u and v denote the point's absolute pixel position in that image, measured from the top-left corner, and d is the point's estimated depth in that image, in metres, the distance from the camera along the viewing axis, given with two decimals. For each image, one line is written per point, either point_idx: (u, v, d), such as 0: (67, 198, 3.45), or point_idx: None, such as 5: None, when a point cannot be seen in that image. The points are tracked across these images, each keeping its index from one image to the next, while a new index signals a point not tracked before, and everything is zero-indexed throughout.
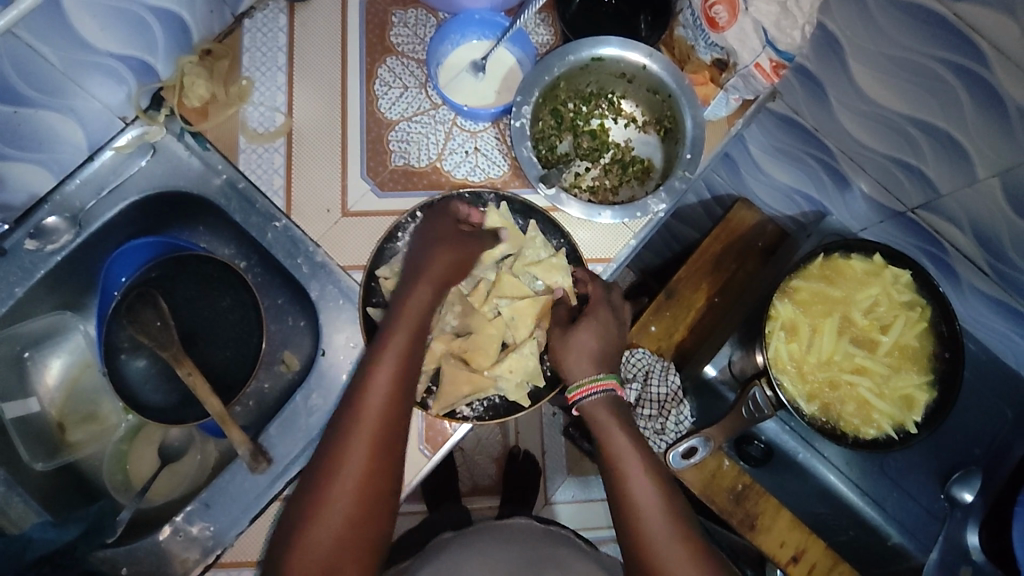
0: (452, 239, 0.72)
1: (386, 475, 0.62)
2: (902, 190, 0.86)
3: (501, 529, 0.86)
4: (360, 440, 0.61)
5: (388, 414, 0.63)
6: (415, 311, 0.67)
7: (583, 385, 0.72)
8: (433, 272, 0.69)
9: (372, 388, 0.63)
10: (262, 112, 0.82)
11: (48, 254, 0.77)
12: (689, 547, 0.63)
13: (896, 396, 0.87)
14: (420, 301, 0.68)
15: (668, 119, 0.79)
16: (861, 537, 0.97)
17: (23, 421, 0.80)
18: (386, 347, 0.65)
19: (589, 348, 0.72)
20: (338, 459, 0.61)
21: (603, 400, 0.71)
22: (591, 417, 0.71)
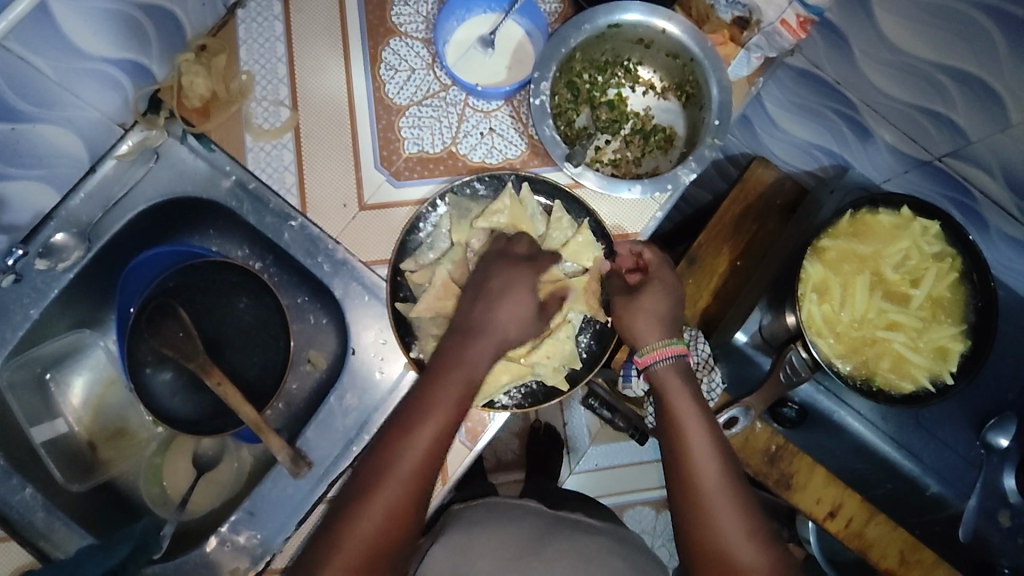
0: (523, 308, 0.65)
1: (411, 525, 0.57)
2: (928, 138, 0.84)
3: (511, 513, 0.85)
4: (394, 481, 0.57)
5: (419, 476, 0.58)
6: (472, 369, 0.61)
7: (654, 348, 0.67)
8: (496, 336, 0.63)
9: (414, 443, 0.58)
10: (265, 107, 0.78)
11: (60, 272, 0.75)
12: (745, 514, 0.59)
13: (929, 349, 0.86)
14: (475, 365, 0.62)
15: (689, 84, 0.77)
16: (897, 489, 0.97)
17: (53, 444, 0.79)
18: (436, 405, 0.60)
19: (655, 312, 0.69)
20: (362, 498, 0.57)
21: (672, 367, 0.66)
22: (656, 379, 0.66)
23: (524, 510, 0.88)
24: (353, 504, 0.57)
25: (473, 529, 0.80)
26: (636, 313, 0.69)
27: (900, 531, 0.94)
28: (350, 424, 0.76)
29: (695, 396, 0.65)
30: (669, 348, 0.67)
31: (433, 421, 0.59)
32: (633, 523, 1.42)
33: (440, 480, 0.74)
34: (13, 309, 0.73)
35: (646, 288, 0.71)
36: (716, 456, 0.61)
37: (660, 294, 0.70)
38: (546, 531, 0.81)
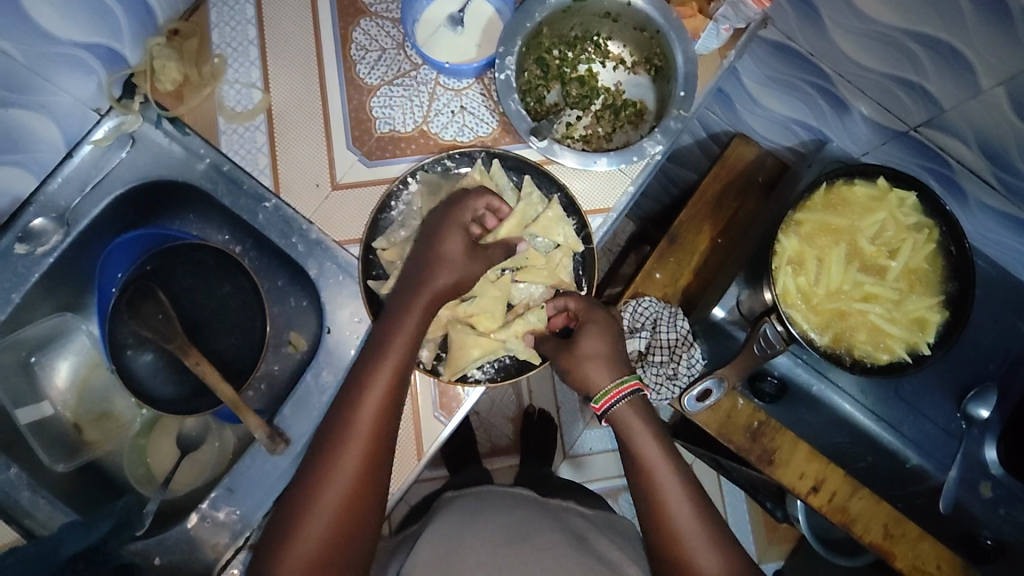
0: (459, 254, 0.69)
1: (371, 490, 0.61)
2: (903, 108, 0.84)
3: (500, 500, 0.82)
4: (349, 456, 0.61)
5: (373, 434, 0.62)
6: (406, 334, 0.66)
7: (609, 393, 0.69)
8: (432, 291, 0.68)
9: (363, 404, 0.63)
10: (238, 89, 0.79)
11: (40, 256, 0.76)
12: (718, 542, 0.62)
13: (906, 320, 0.86)
14: (411, 325, 0.66)
15: (657, 57, 0.77)
16: (880, 463, 0.97)
17: (38, 425, 0.80)
18: (379, 367, 0.64)
19: (599, 350, 0.70)
20: (322, 474, 0.60)
21: (631, 405, 0.69)
22: (618, 421, 0.69)
23: (514, 497, 0.83)
24: (311, 485, 0.60)
25: (458, 514, 0.78)
26: (581, 360, 0.70)
27: (884, 505, 0.92)
28: (324, 400, 0.77)
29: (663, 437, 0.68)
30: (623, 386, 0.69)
31: (378, 384, 0.63)
32: (627, 507, 1.42)
33: (415, 454, 0.74)
34: None
35: (585, 331, 0.72)
36: (686, 492, 0.64)
37: (601, 335, 0.72)
38: (535, 519, 0.77)
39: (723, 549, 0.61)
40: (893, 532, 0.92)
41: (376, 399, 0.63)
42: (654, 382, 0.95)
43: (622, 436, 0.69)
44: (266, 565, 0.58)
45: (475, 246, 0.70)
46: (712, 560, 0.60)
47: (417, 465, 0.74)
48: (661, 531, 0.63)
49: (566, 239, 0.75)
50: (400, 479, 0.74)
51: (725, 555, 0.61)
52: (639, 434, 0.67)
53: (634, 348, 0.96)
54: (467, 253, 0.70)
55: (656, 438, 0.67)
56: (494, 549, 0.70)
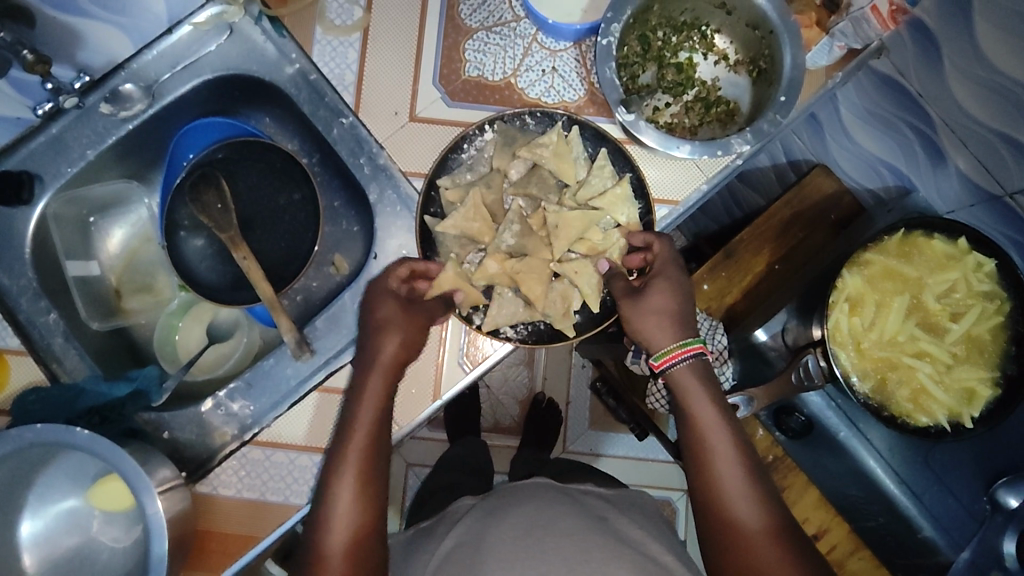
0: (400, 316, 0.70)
1: (377, 482, 0.66)
2: (1004, 171, 0.79)
3: (525, 492, 0.81)
4: (345, 473, 0.65)
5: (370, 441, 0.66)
6: (390, 354, 0.68)
7: (670, 352, 0.70)
8: (388, 323, 0.69)
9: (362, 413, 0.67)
10: (340, 3, 0.79)
11: (121, 120, 0.78)
12: (761, 500, 0.65)
13: (955, 388, 0.82)
14: (394, 344, 0.69)
15: (763, 59, 0.74)
16: (890, 526, 0.94)
17: (85, 281, 0.83)
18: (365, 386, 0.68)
19: (663, 311, 0.70)
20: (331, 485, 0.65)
21: (693, 365, 0.70)
22: (675, 384, 0.70)
23: (536, 487, 0.83)
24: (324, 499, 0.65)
25: (481, 515, 0.77)
26: (646, 313, 0.70)
27: None
28: (356, 323, 0.78)
29: (717, 399, 0.69)
30: (687, 349, 0.70)
31: (367, 400, 0.67)
32: None
33: (431, 394, 0.75)
34: (71, 146, 0.77)
35: (655, 283, 0.71)
36: (736, 453, 0.66)
37: (670, 293, 0.71)
38: (554, 505, 0.77)
39: (777, 534, 0.63)
40: None
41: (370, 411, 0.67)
42: None
43: (679, 395, 0.70)
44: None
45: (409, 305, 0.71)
46: (753, 514, 0.64)
47: (431, 405, 0.75)
48: (715, 505, 0.65)
49: (628, 220, 0.74)
50: (412, 415, 0.74)
51: (764, 501, 0.65)
52: (698, 399, 0.68)
53: None
54: (404, 312, 0.70)
55: (709, 402, 0.68)
56: (512, 540, 0.69)
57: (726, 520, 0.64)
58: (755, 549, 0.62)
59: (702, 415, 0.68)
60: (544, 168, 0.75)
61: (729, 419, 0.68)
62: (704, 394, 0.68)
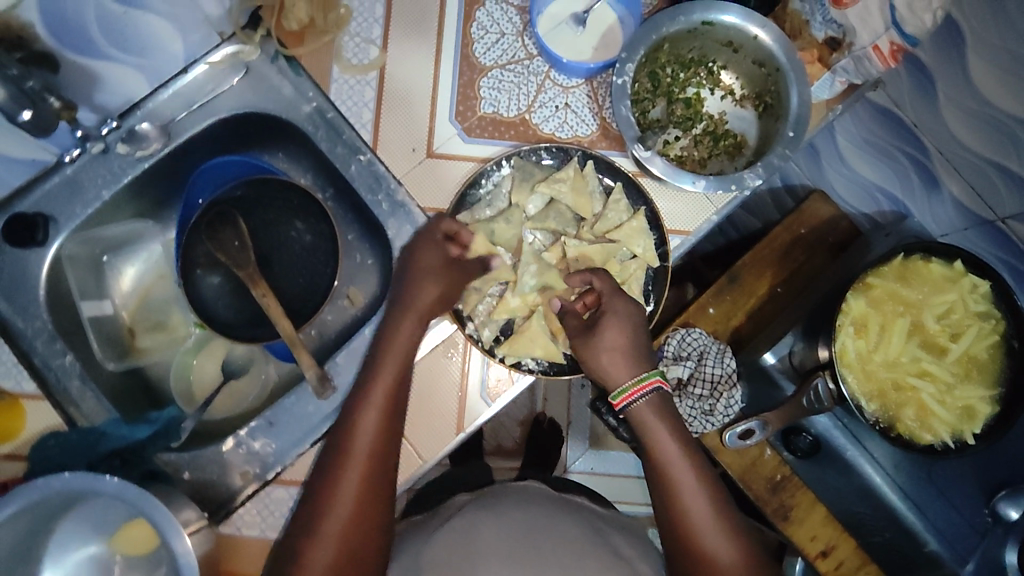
0: (436, 267, 0.71)
1: (382, 491, 0.64)
2: (995, 196, 0.83)
3: (516, 496, 0.83)
4: (349, 477, 0.63)
5: (377, 448, 0.64)
6: (427, 300, 0.70)
7: (628, 389, 0.69)
8: (439, 269, 0.71)
9: (366, 415, 0.65)
10: (357, 43, 0.81)
11: (136, 160, 0.78)
12: (728, 527, 0.66)
13: (956, 406, 0.85)
14: (432, 293, 0.70)
15: (770, 94, 0.77)
16: (897, 541, 0.96)
17: (99, 321, 0.82)
18: (374, 383, 0.67)
19: (619, 346, 0.70)
20: (332, 486, 0.63)
21: (650, 400, 0.70)
22: (637, 419, 0.70)
23: (530, 493, 0.85)
24: (319, 504, 0.63)
25: (472, 513, 0.78)
26: (600, 353, 0.70)
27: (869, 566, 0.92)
28: None
29: (677, 431, 0.69)
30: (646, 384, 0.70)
31: (377, 394, 0.66)
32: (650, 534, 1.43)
33: (455, 427, 0.75)
34: (86, 186, 0.77)
35: (605, 322, 0.70)
36: (698, 482, 0.67)
37: (620, 325, 0.70)
38: (553, 515, 0.79)
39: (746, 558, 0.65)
40: None
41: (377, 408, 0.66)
42: (687, 413, 0.96)
43: (638, 426, 0.70)
44: None
45: (452, 258, 0.72)
46: (721, 542, 0.65)
47: (454, 438, 0.75)
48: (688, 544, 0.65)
49: (644, 251, 0.75)
50: (437, 448, 0.75)
51: (730, 528, 0.66)
52: (658, 430, 0.69)
53: (677, 375, 0.97)
54: (445, 265, 0.71)
55: (670, 433, 0.69)
56: (505, 545, 0.70)
57: (694, 550, 0.65)
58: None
59: (663, 445, 0.68)
60: (561, 202, 0.77)
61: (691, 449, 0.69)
62: (665, 423, 0.69)
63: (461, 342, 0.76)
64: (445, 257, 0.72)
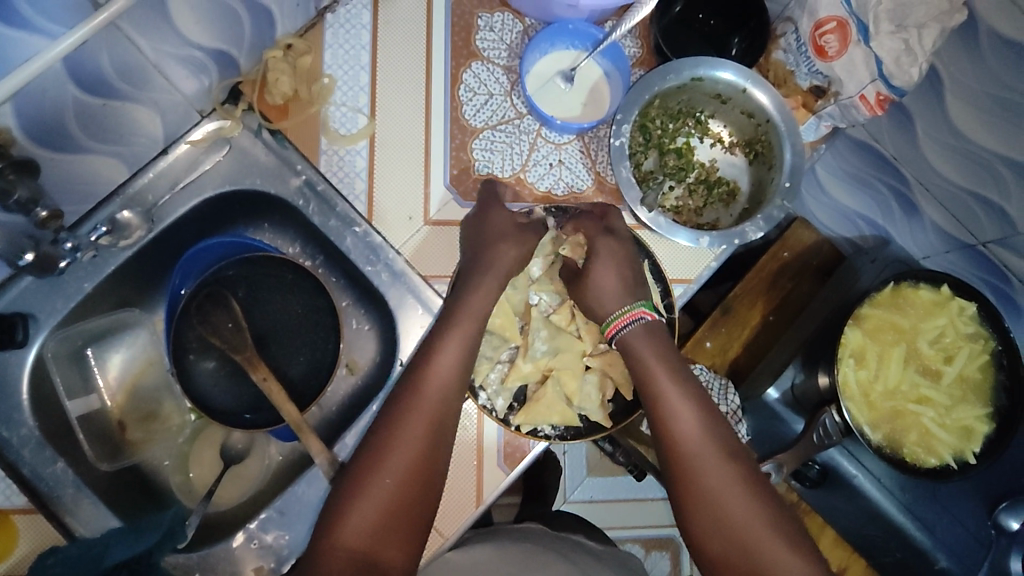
0: (511, 230, 0.72)
1: (444, 440, 0.63)
2: (975, 223, 0.86)
3: (515, 534, 0.81)
4: (417, 421, 0.62)
5: (447, 396, 0.65)
6: (506, 260, 0.71)
7: (617, 318, 0.70)
8: (510, 226, 0.72)
9: (438, 361, 0.66)
10: (344, 112, 0.79)
11: (120, 249, 0.75)
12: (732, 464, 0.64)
13: (956, 427, 0.88)
14: (513, 249, 0.71)
15: (760, 143, 0.79)
16: (909, 560, 0.97)
17: (87, 419, 0.78)
18: (448, 334, 0.67)
19: (611, 287, 0.71)
20: (398, 427, 0.62)
21: (639, 330, 0.70)
22: (625, 347, 0.70)
23: (527, 533, 0.83)
24: (381, 447, 0.61)
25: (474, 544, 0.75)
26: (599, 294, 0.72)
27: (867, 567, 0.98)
28: None
29: (672, 368, 0.68)
30: (634, 315, 0.70)
31: (449, 347, 0.66)
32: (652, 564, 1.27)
33: (474, 502, 0.73)
34: (67, 280, 0.73)
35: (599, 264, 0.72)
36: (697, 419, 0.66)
37: (615, 268, 0.72)
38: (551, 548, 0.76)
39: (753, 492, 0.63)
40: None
41: (450, 360, 0.66)
42: None
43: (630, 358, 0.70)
44: (323, 532, 0.58)
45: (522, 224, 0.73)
46: (724, 476, 0.63)
47: (474, 513, 0.73)
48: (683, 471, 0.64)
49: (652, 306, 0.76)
50: (456, 523, 0.73)
51: (734, 465, 0.64)
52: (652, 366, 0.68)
53: None
54: (517, 229, 0.72)
55: (664, 371, 0.68)
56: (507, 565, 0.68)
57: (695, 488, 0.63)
58: (727, 509, 0.62)
59: (660, 383, 0.67)
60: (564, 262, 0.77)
61: (689, 388, 0.67)
62: (658, 359, 0.68)
63: (475, 411, 0.75)
64: (517, 222, 0.73)
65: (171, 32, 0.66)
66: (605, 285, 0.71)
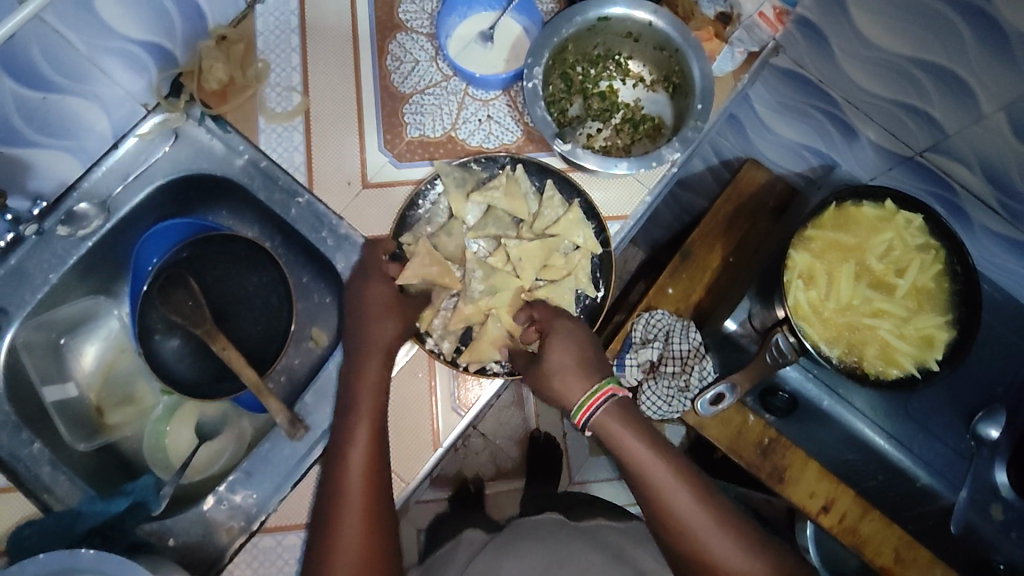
0: (388, 304, 0.73)
1: (384, 500, 0.66)
2: (909, 134, 0.87)
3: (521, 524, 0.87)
4: (355, 502, 0.64)
5: (372, 462, 0.66)
6: (389, 337, 0.71)
7: (585, 404, 0.69)
8: (384, 304, 0.73)
9: (355, 438, 0.67)
10: (279, 92, 0.83)
11: (80, 239, 0.79)
12: (723, 521, 0.66)
13: (915, 337, 0.87)
14: (392, 324, 0.72)
15: (675, 74, 0.81)
16: (890, 482, 0.98)
17: (63, 405, 0.82)
18: (360, 407, 0.69)
19: (569, 363, 0.70)
20: (340, 506, 0.65)
21: (609, 410, 0.69)
22: (602, 431, 0.70)
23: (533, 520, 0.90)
24: (331, 533, 0.64)
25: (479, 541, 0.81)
26: (552, 374, 0.70)
27: (893, 528, 0.97)
28: None
29: (649, 441, 0.68)
30: (602, 393, 0.69)
31: (362, 421, 0.68)
32: None
33: (431, 444, 0.75)
34: (32, 272, 0.78)
35: (551, 345, 0.71)
36: (683, 486, 0.67)
37: (567, 347, 0.71)
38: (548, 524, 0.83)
39: (752, 549, 0.65)
40: (902, 555, 0.97)
41: (366, 431, 0.67)
42: (664, 394, 0.99)
43: (607, 439, 0.69)
44: None
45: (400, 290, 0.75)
46: (720, 538, 0.65)
47: (432, 455, 0.75)
48: (684, 543, 0.66)
49: (584, 241, 0.78)
50: (415, 468, 0.75)
51: (727, 524, 0.66)
52: (627, 444, 0.68)
53: (649, 358, 1.00)
54: (393, 300, 0.74)
55: (641, 443, 0.68)
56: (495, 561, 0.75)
57: (697, 553, 0.65)
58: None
59: (640, 459, 0.67)
60: (497, 204, 0.79)
61: (671, 460, 0.68)
62: (633, 436, 0.68)
63: (426, 360, 0.77)
64: (393, 294, 0.75)
65: (102, 27, 0.70)
66: (577, 368, 0.70)
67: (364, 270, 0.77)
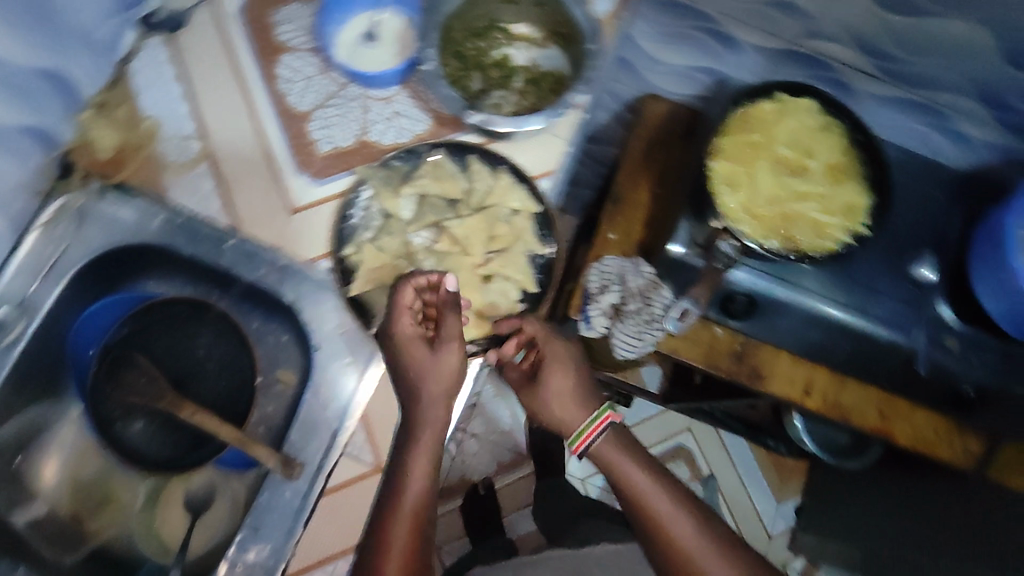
0: (421, 357, 0.73)
1: (429, 537, 0.70)
2: (776, 23, 0.97)
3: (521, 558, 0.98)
4: (396, 532, 0.68)
5: (419, 510, 0.69)
6: (452, 367, 0.73)
7: (584, 430, 0.74)
8: (422, 369, 0.73)
9: (409, 481, 0.70)
10: (177, 142, 0.82)
11: (6, 349, 0.74)
12: (717, 544, 0.68)
13: (840, 208, 0.93)
14: (442, 382, 0.73)
15: (561, 25, 0.85)
16: (860, 347, 1.02)
17: (37, 524, 0.78)
18: (413, 446, 0.72)
19: (563, 389, 0.75)
20: (382, 545, 0.68)
21: (608, 438, 0.74)
22: (598, 457, 0.74)
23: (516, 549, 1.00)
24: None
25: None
26: (549, 399, 0.76)
27: (869, 389, 0.93)
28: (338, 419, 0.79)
29: (645, 465, 0.73)
30: (600, 420, 0.74)
31: (418, 453, 0.71)
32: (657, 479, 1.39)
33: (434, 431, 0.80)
34: None
35: (548, 369, 0.77)
36: (672, 506, 0.70)
37: (563, 370, 0.76)
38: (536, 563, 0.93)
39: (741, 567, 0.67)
40: (888, 411, 0.92)
41: (425, 460, 0.71)
42: (635, 333, 0.97)
43: (604, 464, 0.74)
44: None
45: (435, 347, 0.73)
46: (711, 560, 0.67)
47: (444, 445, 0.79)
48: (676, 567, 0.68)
49: (521, 204, 0.80)
50: None
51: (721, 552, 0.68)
52: (620, 463, 0.73)
53: (609, 304, 0.98)
54: (433, 352, 0.73)
55: (637, 468, 0.72)
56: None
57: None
58: None
59: (631, 480, 0.72)
60: (431, 196, 0.81)
61: (665, 481, 0.72)
62: (627, 461, 0.73)
63: None
64: (432, 352, 0.73)
65: None
66: (576, 401, 0.75)
67: (382, 326, 0.75)
